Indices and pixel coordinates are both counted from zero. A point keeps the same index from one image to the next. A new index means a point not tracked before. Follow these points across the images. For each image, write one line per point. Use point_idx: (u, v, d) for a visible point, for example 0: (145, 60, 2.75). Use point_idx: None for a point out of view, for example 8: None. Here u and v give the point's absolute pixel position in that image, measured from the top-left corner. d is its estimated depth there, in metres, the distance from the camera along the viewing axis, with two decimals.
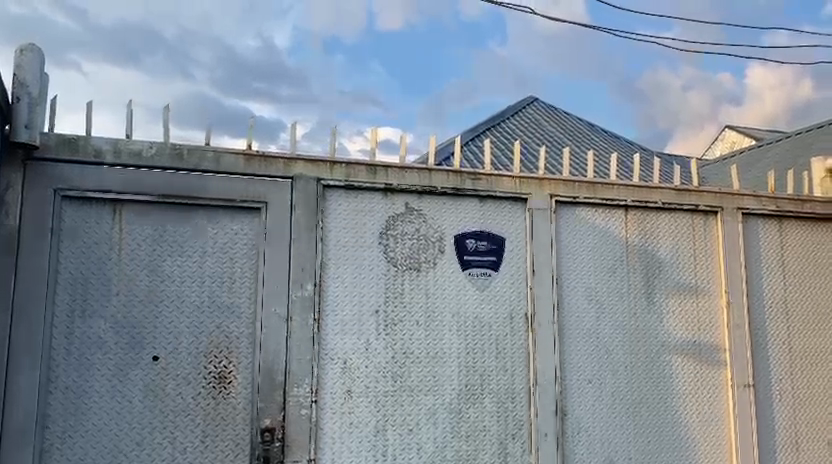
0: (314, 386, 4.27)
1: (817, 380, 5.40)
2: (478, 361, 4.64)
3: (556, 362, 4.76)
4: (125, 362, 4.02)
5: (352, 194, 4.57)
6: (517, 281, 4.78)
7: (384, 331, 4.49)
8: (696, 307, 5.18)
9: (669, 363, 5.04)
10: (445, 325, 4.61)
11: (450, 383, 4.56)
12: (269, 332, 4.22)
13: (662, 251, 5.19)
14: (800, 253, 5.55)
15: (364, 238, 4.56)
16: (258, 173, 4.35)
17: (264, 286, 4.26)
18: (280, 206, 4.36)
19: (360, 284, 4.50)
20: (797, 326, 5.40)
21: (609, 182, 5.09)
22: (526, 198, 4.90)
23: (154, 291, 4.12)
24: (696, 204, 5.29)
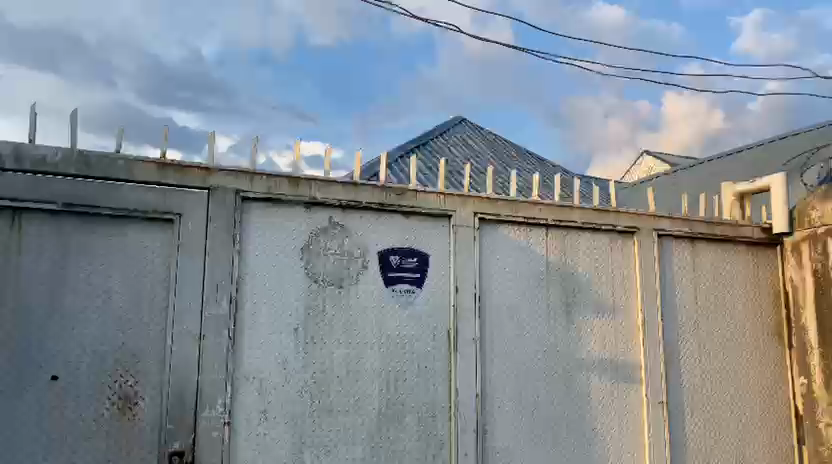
0: (227, 408, 4.06)
1: (725, 394, 5.63)
2: (400, 379, 4.55)
3: (478, 380, 4.74)
4: (21, 383, 3.71)
5: (272, 208, 4.41)
6: (440, 298, 4.74)
7: (302, 348, 4.34)
8: (614, 325, 5.27)
9: (589, 380, 5.11)
10: (367, 343, 4.51)
11: (370, 402, 4.45)
12: (180, 351, 4.00)
13: (582, 270, 5.27)
14: (710, 273, 5.80)
15: (283, 253, 4.40)
16: (172, 184, 4.14)
17: (177, 302, 4.04)
18: (195, 218, 4.16)
19: (278, 301, 4.33)
20: (707, 344, 5.63)
21: (531, 201, 5.13)
22: (450, 215, 4.88)
23: (55, 307, 3.84)
24: (614, 225, 5.41)
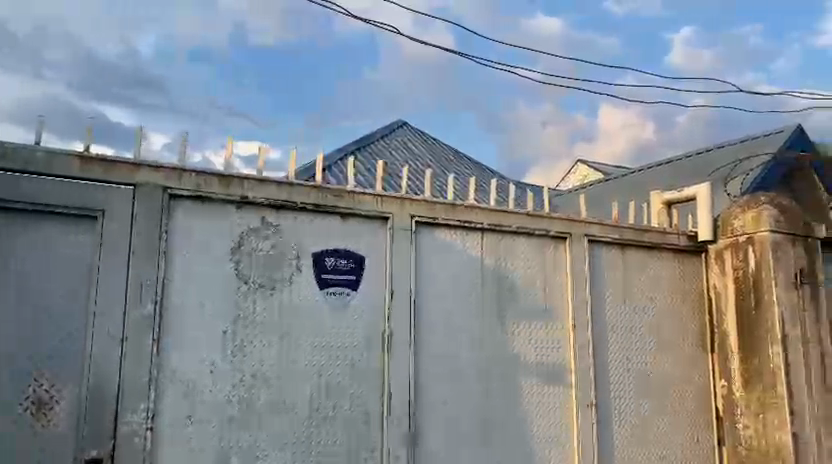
0: (411, 430, 4.10)
1: None
2: (564, 415, 4.52)
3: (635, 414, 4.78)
4: (199, 405, 3.66)
5: (447, 232, 4.46)
6: (602, 331, 4.77)
7: (479, 376, 4.36)
8: (815, 356, 4.74)
9: (794, 417, 4.58)
10: (535, 377, 4.50)
11: (541, 430, 4.45)
12: (368, 369, 4.08)
13: (784, 289, 4.74)
14: None
15: (458, 279, 4.43)
16: (354, 208, 4.20)
17: (365, 322, 4.12)
18: (376, 242, 4.24)
19: (455, 326, 4.36)
20: None
21: (704, 223, 5.09)
22: (617, 242, 4.94)
23: (236, 327, 3.81)
24: (811, 235, 4.95)
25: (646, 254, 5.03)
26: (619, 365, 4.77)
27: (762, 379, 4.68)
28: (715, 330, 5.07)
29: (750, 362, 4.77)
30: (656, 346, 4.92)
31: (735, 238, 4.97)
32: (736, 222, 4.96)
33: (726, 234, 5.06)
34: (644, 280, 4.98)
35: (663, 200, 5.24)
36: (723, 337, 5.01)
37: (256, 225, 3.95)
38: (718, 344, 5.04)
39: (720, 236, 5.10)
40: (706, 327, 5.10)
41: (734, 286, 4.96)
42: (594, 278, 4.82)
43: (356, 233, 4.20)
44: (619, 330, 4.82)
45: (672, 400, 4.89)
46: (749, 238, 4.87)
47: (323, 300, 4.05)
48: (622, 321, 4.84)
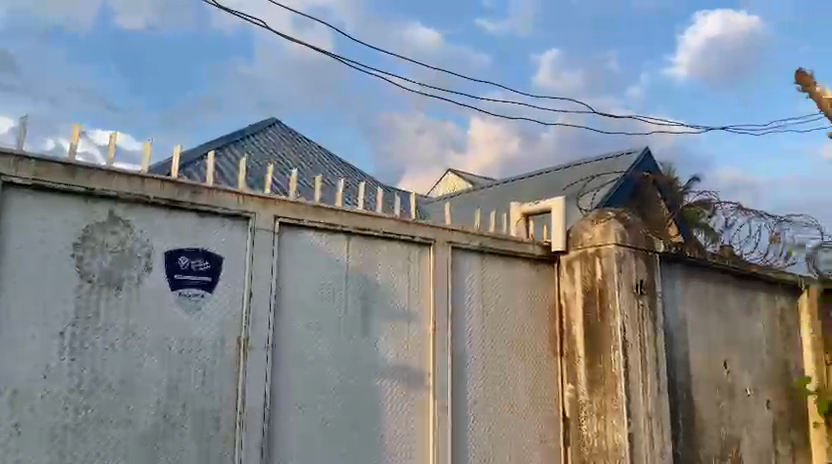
0: (265, 435, 3.99)
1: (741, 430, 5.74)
2: (418, 418, 4.58)
3: (489, 417, 4.91)
4: (27, 412, 3.35)
5: (312, 235, 4.39)
6: (461, 336, 4.88)
7: (339, 378, 4.32)
8: (651, 361, 5.13)
9: (633, 417, 4.91)
10: (392, 381, 4.53)
11: (398, 433, 4.49)
12: (222, 373, 3.92)
13: (626, 298, 5.10)
14: (732, 312, 5.95)
15: (320, 282, 4.37)
16: (214, 207, 4.03)
17: (219, 324, 3.96)
18: (236, 242, 4.10)
19: (315, 330, 4.29)
20: (726, 385, 5.71)
21: (560, 235, 5.37)
22: (479, 250, 5.08)
23: (74, 329, 3.53)
24: (652, 249, 5.35)
25: (504, 262, 5.22)
26: (477, 369, 4.92)
27: (604, 382, 5.01)
28: (564, 337, 5.36)
29: (595, 366, 5.08)
30: (511, 352, 5.11)
31: (586, 249, 5.29)
32: (587, 235, 5.29)
33: (577, 246, 5.36)
34: (503, 287, 5.17)
35: (521, 212, 5.50)
36: (571, 343, 5.30)
37: (103, 220, 3.69)
38: (567, 349, 5.32)
39: (572, 247, 5.41)
40: (556, 333, 5.37)
41: (583, 294, 5.27)
42: (455, 285, 4.94)
43: (214, 232, 4.04)
44: (477, 336, 4.96)
45: (524, 403, 5.10)
46: (597, 251, 5.19)
47: (175, 301, 3.85)
48: (481, 327, 5.00)
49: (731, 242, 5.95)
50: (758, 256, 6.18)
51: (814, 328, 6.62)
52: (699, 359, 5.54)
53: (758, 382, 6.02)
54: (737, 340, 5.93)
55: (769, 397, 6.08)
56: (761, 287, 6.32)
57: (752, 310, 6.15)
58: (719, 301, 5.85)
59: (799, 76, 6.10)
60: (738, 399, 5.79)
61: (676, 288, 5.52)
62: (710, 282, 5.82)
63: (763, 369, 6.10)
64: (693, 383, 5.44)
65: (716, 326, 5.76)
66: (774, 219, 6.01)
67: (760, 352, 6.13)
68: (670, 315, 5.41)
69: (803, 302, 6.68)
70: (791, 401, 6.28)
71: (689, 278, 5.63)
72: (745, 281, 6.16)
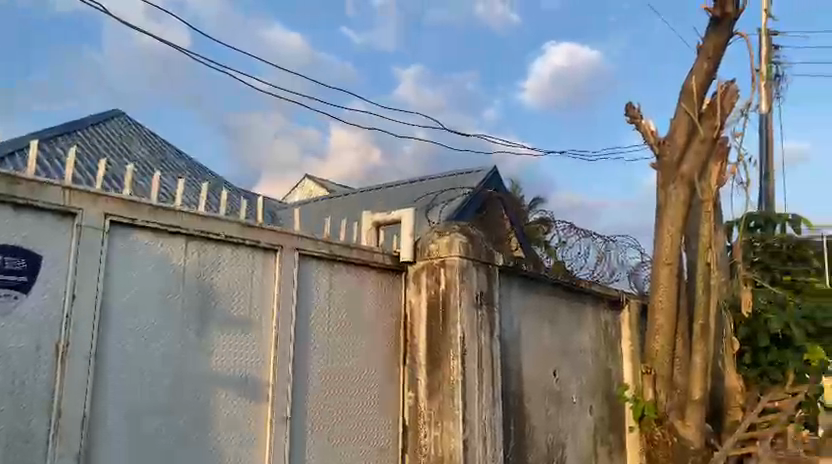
0: (82, 449, 3.70)
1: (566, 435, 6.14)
2: (253, 428, 4.45)
3: (329, 425, 4.88)
4: None
5: (147, 236, 4.15)
6: (303, 345, 4.82)
7: (170, 387, 4.10)
8: (487, 370, 5.36)
9: (468, 424, 5.10)
10: (227, 390, 4.37)
11: (234, 442, 4.35)
12: (35, 382, 3.59)
13: (467, 308, 5.28)
14: (562, 324, 6.36)
15: (153, 285, 4.13)
16: (33, 200, 3.68)
17: (34, 329, 3.62)
18: (59, 240, 3.78)
19: (145, 337, 4.05)
20: (554, 393, 6.08)
21: (408, 246, 5.45)
22: (327, 258, 5.04)
23: None
24: (492, 262, 5.59)
25: (352, 270, 5.22)
26: (319, 378, 4.87)
27: (442, 390, 5.15)
28: (407, 345, 5.45)
29: (434, 374, 5.22)
30: (354, 360, 5.12)
31: (432, 261, 5.40)
32: (433, 246, 5.41)
33: (423, 257, 5.46)
34: (349, 296, 5.17)
35: (373, 221, 5.52)
36: (414, 352, 5.40)
37: None
38: (410, 358, 5.41)
39: (419, 257, 5.50)
40: (400, 341, 5.45)
41: (427, 304, 5.40)
42: (300, 292, 4.87)
43: (32, 228, 3.69)
44: (320, 345, 4.92)
45: (365, 411, 5.13)
46: (442, 261, 5.33)
47: None
48: (325, 336, 4.96)
49: (566, 260, 6.39)
50: (589, 274, 6.64)
51: (633, 340, 7.24)
52: (531, 368, 5.85)
53: (583, 389, 6.47)
54: (566, 351, 6.35)
55: (591, 404, 6.56)
56: (588, 301, 6.81)
57: (581, 323, 6.62)
58: (551, 314, 6.23)
59: (628, 109, 6.62)
60: (564, 406, 6.19)
61: (513, 299, 5.81)
62: (544, 295, 6.18)
63: (587, 377, 6.58)
64: (524, 391, 5.75)
65: (548, 337, 6.13)
66: (601, 238, 6.52)
67: (585, 361, 6.60)
68: (507, 325, 5.69)
69: (624, 316, 7.31)
70: (610, 407, 6.81)
71: (525, 290, 5.95)
72: (575, 295, 6.61)
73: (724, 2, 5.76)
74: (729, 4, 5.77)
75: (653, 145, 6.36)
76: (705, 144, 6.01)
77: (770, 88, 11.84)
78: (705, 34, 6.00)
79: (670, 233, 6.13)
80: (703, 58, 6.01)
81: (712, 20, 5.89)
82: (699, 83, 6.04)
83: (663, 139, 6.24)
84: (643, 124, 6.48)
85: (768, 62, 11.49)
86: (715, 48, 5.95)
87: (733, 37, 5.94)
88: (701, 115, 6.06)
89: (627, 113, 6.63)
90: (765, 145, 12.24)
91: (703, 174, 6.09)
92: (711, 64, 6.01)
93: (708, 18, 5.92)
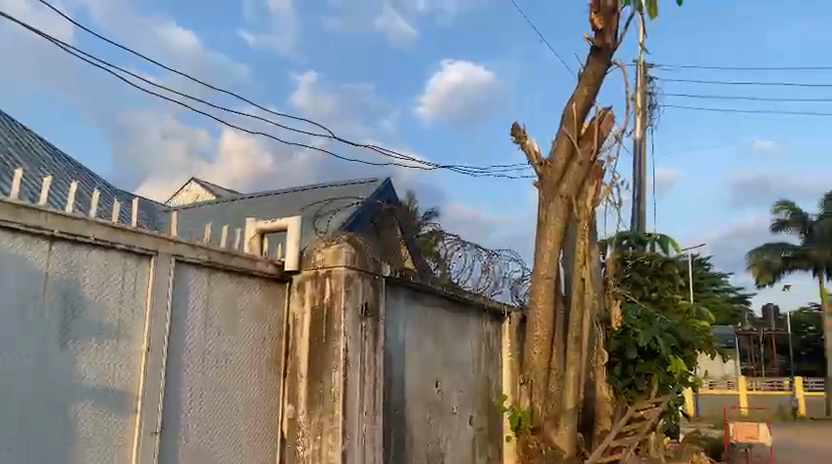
0: None
1: (444, 444, 6.22)
2: (115, 441, 4.18)
3: (202, 438, 4.68)
4: None
5: (7, 238, 3.75)
6: (178, 355, 4.59)
7: (26, 398, 3.74)
8: (370, 380, 5.36)
9: (348, 434, 5.06)
10: (89, 400, 4.07)
11: (96, 458, 4.08)
12: None
13: (351, 319, 5.24)
14: (447, 334, 6.49)
15: (12, 288, 3.74)
16: None
17: None
18: None
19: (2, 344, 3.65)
20: (435, 403, 6.16)
21: (293, 253, 5.34)
22: (206, 265, 4.84)
23: None
24: (379, 273, 5.59)
25: (233, 277, 5.05)
26: (194, 388, 4.67)
27: (323, 401, 5.09)
28: (289, 354, 5.35)
29: (315, 385, 5.16)
30: (233, 372, 4.94)
31: (316, 270, 5.34)
32: (318, 256, 5.34)
33: (308, 267, 5.39)
34: (229, 304, 4.99)
35: (257, 228, 5.39)
36: (295, 361, 5.31)
37: None
38: (291, 368, 5.32)
39: (304, 267, 5.40)
40: (281, 351, 5.33)
41: (310, 313, 5.32)
42: (177, 299, 4.63)
43: None
44: (197, 356, 4.71)
45: (242, 422, 4.97)
46: (327, 271, 5.27)
47: None
48: (202, 346, 4.75)
49: (452, 272, 6.52)
50: (472, 285, 6.80)
51: (513, 351, 7.50)
52: (414, 378, 5.92)
53: (463, 400, 6.61)
54: (448, 362, 6.46)
55: (471, 414, 6.70)
56: (472, 313, 6.98)
57: (463, 335, 6.75)
58: (435, 325, 6.32)
59: (515, 128, 6.89)
60: (445, 417, 6.29)
61: (398, 310, 5.85)
62: (429, 306, 6.26)
63: (468, 388, 6.72)
64: (406, 401, 5.79)
65: (431, 349, 6.22)
66: (485, 252, 6.70)
67: (467, 372, 6.75)
68: (391, 337, 5.70)
69: (506, 328, 7.55)
70: (490, 417, 6.99)
71: (410, 302, 6.00)
72: (459, 307, 6.74)
73: (603, 33, 6.11)
74: (608, 35, 6.12)
75: (536, 165, 6.65)
76: (583, 166, 6.37)
77: (644, 118, 12.67)
78: (586, 62, 6.35)
79: (550, 249, 6.41)
80: (583, 84, 6.35)
81: (593, 48, 6.23)
82: (579, 107, 6.38)
83: (545, 160, 6.57)
84: (527, 144, 6.76)
85: (642, 92, 12.31)
86: (595, 76, 6.30)
87: (611, 67, 6.31)
88: (580, 138, 6.41)
89: (513, 133, 6.89)
90: (638, 169, 13.07)
91: (581, 194, 6.44)
92: (591, 90, 6.36)
93: (589, 47, 6.26)
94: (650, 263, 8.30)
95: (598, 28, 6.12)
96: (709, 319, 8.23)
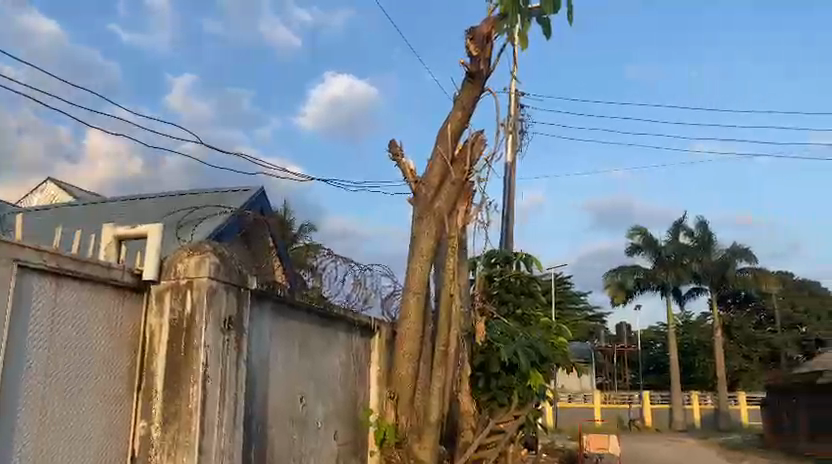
0: None
1: (307, 458, 6.18)
2: None
3: (41, 458, 4.28)
4: None
5: None
6: (18, 369, 4.18)
7: None
8: (230, 394, 5.20)
9: (205, 451, 4.87)
10: None
11: None
12: None
13: (212, 333, 5.07)
14: (315, 348, 6.45)
15: None
16: None
17: None
18: None
19: None
20: (299, 417, 6.11)
21: (152, 262, 5.10)
22: (53, 269, 4.42)
23: None
24: (244, 285, 5.45)
25: (85, 285, 4.68)
26: (36, 403, 4.27)
27: (179, 418, 4.86)
28: (144, 370, 5.04)
29: (172, 401, 4.91)
30: (80, 387, 4.58)
31: (177, 280, 5.11)
32: (180, 266, 5.11)
33: (168, 277, 5.13)
34: (80, 314, 4.62)
35: (114, 234, 5.12)
36: (150, 377, 5.01)
37: None
38: (145, 383, 5.01)
39: (163, 277, 5.15)
40: (136, 365, 5.01)
41: (169, 327, 5.06)
42: (19, 306, 4.21)
43: None
44: (40, 369, 4.31)
45: (89, 439, 4.62)
46: (189, 282, 5.06)
47: None
48: (47, 358, 4.36)
49: (325, 290, 6.60)
50: (342, 300, 6.82)
51: (381, 365, 7.59)
52: (277, 393, 5.83)
53: (329, 415, 6.60)
54: (315, 377, 6.42)
55: (336, 428, 6.69)
56: (341, 327, 6.97)
57: (330, 349, 6.73)
58: (303, 339, 6.26)
59: (392, 145, 6.99)
60: (308, 432, 6.23)
61: (264, 324, 5.73)
62: (296, 321, 6.18)
63: (334, 403, 6.70)
64: (268, 416, 5.68)
65: (297, 363, 6.15)
66: (358, 267, 6.75)
67: (333, 387, 6.73)
68: (254, 350, 5.57)
69: (375, 342, 7.60)
70: (355, 428, 7.00)
71: (276, 316, 5.90)
72: (328, 322, 6.71)
73: (478, 60, 6.37)
74: (482, 62, 6.38)
75: (411, 182, 6.78)
76: (455, 186, 6.58)
77: (514, 140, 13.27)
78: (461, 86, 6.58)
79: (420, 265, 6.54)
80: (458, 107, 6.58)
81: (467, 73, 6.47)
82: (454, 129, 6.58)
83: (420, 177, 6.71)
84: (403, 161, 6.88)
85: (513, 118, 12.86)
86: (469, 100, 6.54)
87: (484, 92, 6.58)
88: (453, 160, 6.61)
89: (390, 149, 6.99)
90: (507, 190, 13.62)
91: (452, 213, 6.65)
92: (465, 114, 6.60)
93: (464, 71, 6.49)
94: (515, 280, 8.67)
95: (473, 54, 6.37)
96: (567, 334, 8.72)
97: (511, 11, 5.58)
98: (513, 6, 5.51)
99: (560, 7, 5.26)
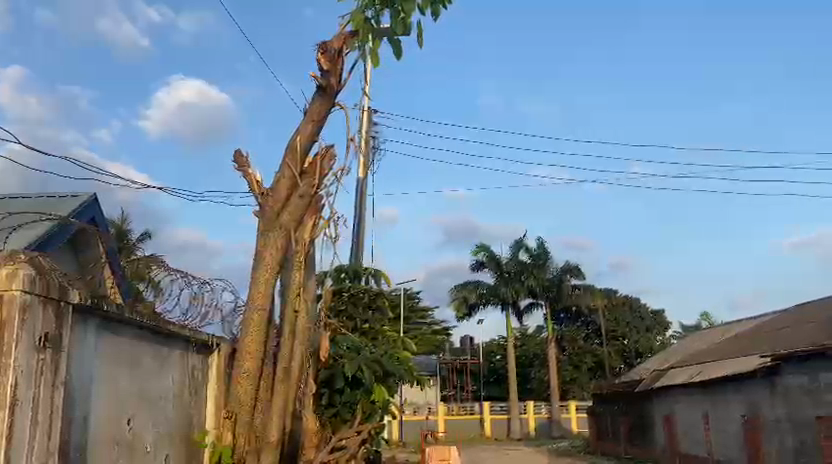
0: None
1: None
2: None
3: None
4: None
5: None
6: None
7: None
8: (45, 419, 4.73)
9: None
10: None
11: None
12: None
13: (26, 353, 4.56)
14: (147, 366, 6.13)
15: None
16: None
17: None
18: None
19: None
20: (125, 440, 5.76)
21: None
22: None
23: None
24: (64, 300, 4.98)
25: None
26: None
27: None
28: None
29: None
30: None
31: None
32: None
33: None
34: None
35: None
36: None
37: None
38: None
39: None
40: None
41: None
42: None
43: None
44: None
45: None
46: None
47: None
48: None
49: (160, 305, 6.35)
50: (178, 317, 6.51)
51: (219, 385, 7.35)
52: (101, 417, 5.45)
53: (159, 437, 6.29)
54: (145, 397, 6.09)
55: (167, 453, 6.41)
56: (175, 346, 6.64)
57: (163, 368, 6.39)
58: (132, 357, 5.89)
59: (238, 156, 6.78)
60: (135, 456, 5.90)
61: (87, 341, 5.31)
62: (125, 338, 5.80)
63: (165, 425, 6.40)
64: (89, 441, 5.27)
65: (125, 383, 5.78)
66: (198, 283, 6.48)
67: (166, 407, 6.42)
68: (74, 370, 5.13)
69: (212, 361, 7.35)
70: (187, 454, 6.75)
71: (102, 335, 5.49)
72: (161, 339, 6.37)
73: (329, 74, 6.33)
74: (333, 77, 6.35)
75: (256, 194, 6.61)
76: (303, 200, 6.47)
77: (366, 155, 13.41)
78: (311, 99, 6.50)
79: (264, 281, 6.41)
80: (308, 121, 6.49)
81: (318, 86, 6.41)
82: (303, 142, 6.47)
83: (267, 190, 6.56)
84: (250, 173, 6.70)
85: (365, 136, 12.97)
86: (320, 113, 6.48)
87: (334, 107, 6.55)
88: (302, 173, 6.50)
89: (236, 160, 6.77)
90: (359, 205, 13.73)
91: (299, 227, 6.55)
92: (315, 127, 6.51)
93: (315, 85, 6.43)
94: (363, 295, 8.79)
95: (324, 68, 6.32)
96: (413, 348, 8.95)
97: (362, 30, 5.58)
98: (363, 24, 5.56)
99: (410, 30, 5.36)
